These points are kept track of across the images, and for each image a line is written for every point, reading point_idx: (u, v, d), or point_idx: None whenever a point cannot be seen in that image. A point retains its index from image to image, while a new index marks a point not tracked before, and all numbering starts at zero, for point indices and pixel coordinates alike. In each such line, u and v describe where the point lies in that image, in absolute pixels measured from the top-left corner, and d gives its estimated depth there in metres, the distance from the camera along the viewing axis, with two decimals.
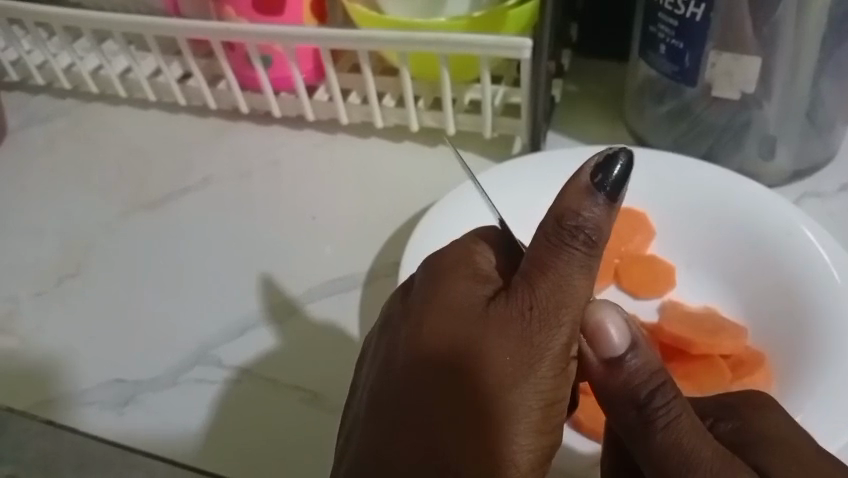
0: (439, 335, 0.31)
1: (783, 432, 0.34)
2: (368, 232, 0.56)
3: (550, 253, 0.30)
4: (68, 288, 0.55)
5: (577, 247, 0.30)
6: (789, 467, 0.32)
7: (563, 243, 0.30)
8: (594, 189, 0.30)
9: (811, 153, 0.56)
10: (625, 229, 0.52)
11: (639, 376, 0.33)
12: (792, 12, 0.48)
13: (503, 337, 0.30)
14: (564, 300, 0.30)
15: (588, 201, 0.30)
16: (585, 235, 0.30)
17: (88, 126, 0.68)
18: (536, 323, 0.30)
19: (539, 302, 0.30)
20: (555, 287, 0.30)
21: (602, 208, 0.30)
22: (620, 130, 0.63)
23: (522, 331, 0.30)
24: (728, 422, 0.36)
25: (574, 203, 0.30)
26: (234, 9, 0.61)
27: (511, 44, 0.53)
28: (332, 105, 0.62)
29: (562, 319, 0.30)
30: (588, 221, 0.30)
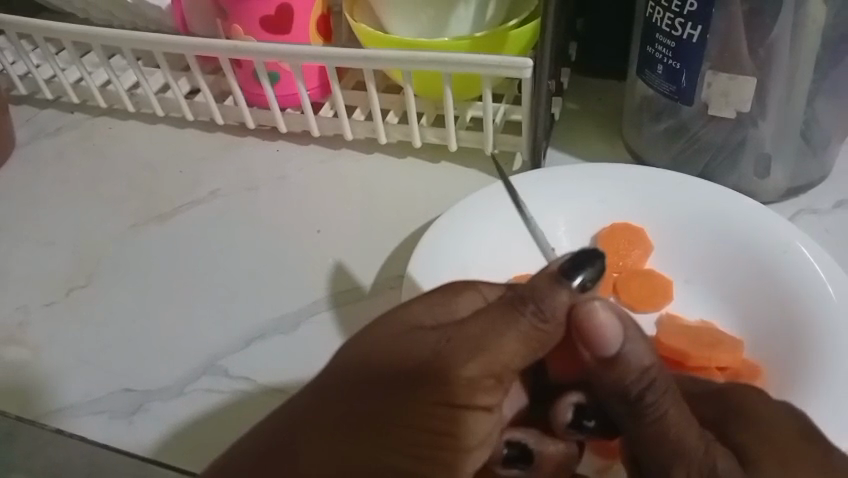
0: (403, 339, 0.33)
1: (763, 409, 0.33)
2: (372, 246, 0.57)
3: (498, 312, 0.33)
4: (76, 299, 0.55)
5: (523, 315, 0.32)
6: (766, 445, 0.32)
7: (513, 306, 0.33)
8: (562, 276, 0.34)
9: (807, 170, 0.58)
10: (623, 243, 0.52)
11: (632, 372, 0.33)
12: (788, 34, 0.50)
13: (441, 357, 0.31)
14: (488, 347, 0.32)
15: (554, 285, 0.33)
16: (535, 304, 0.32)
17: (96, 140, 0.69)
18: (464, 352, 0.31)
19: (465, 342, 0.32)
20: (484, 330, 0.32)
21: (565, 294, 0.33)
22: (619, 147, 0.64)
23: (455, 358, 0.31)
24: (710, 403, 0.35)
25: (542, 283, 0.33)
26: (242, 28, 0.62)
27: (513, 64, 0.54)
28: (336, 121, 0.64)
29: (476, 361, 0.31)
30: (543, 298, 0.32)
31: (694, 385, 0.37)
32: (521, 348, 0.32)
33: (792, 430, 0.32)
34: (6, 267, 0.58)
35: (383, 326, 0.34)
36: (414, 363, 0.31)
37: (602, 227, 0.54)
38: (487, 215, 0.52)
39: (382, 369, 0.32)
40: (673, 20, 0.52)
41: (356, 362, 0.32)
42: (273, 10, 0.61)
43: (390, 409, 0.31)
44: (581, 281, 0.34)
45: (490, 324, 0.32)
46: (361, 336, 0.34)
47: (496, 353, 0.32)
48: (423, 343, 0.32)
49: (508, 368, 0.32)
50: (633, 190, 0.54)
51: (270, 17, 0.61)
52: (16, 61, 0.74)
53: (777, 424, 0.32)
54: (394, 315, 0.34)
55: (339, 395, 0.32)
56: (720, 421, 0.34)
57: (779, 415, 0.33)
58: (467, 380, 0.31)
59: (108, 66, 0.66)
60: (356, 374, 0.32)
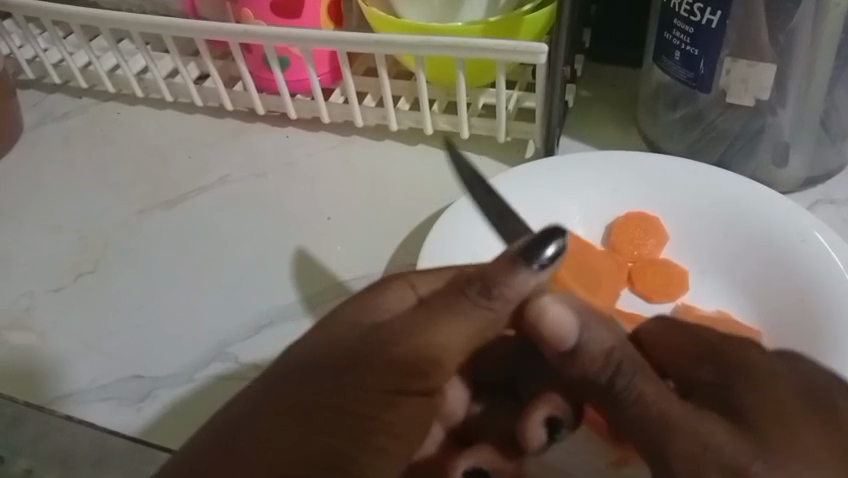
0: (352, 334, 0.33)
1: (765, 369, 0.30)
2: (382, 233, 0.56)
3: (447, 304, 0.34)
4: (84, 285, 0.55)
5: (475, 301, 0.33)
6: (768, 407, 0.29)
7: (464, 294, 0.33)
8: (522, 258, 0.32)
9: (825, 160, 0.56)
10: (637, 234, 0.52)
11: (595, 364, 0.33)
12: (808, 21, 0.49)
13: (391, 345, 0.33)
14: (436, 338, 0.33)
15: (513, 267, 0.32)
16: (481, 284, 0.33)
17: (104, 125, 0.68)
18: (413, 344, 0.33)
19: (413, 337, 0.33)
20: (433, 326, 0.33)
21: (526, 275, 0.32)
22: (633, 136, 0.63)
23: (401, 345, 0.33)
24: (710, 366, 0.32)
25: (501, 269, 0.32)
26: (252, 12, 0.61)
27: (527, 49, 0.53)
28: (347, 107, 0.63)
29: (421, 354, 0.33)
30: (502, 284, 0.32)
31: (688, 346, 0.34)
32: (467, 336, 0.34)
33: (798, 393, 0.29)
34: (14, 252, 0.58)
35: (328, 324, 0.34)
36: (367, 351, 0.33)
37: (616, 217, 0.54)
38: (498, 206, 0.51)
39: (333, 362, 0.32)
40: (692, 5, 0.51)
41: (304, 355, 0.33)
42: None
43: (351, 400, 0.32)
44: (546, 259, 0.32)
45: (433, 312, 0.34)
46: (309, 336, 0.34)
47: (445, 337, 0.33)
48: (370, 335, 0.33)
49: (454, 352, 0.34)
50: (648, 179, 0.53)
51: (280, 1, 0.60)
52: (23, 45, 0.74)
53: (784, 390, 0.29)
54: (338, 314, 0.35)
55: (269, 387, 0.32)
56: (719, 384, 0.31)
57: (784, 374, 0.30)
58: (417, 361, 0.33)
59: (116, 49, 0.65)
60: (302, 364, 0.32)
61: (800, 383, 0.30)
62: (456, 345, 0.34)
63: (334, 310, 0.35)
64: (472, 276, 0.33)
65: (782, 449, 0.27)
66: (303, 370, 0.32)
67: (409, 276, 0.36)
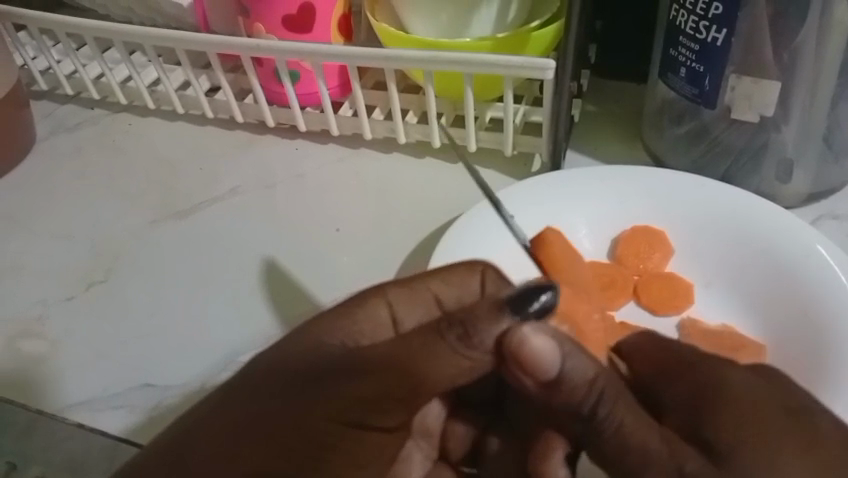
0: (331, 357, 0.34)
1: (739, 390, 0.33)
2: (390, 245, 0.57)
3: (424, 340, 0.33)
4: (95, 293, 0.56)
5: (454, 341, 0.33)
6: (739, 431, 0.32)
7: (443, 332, 0.33)
8: (506, 306, 0.34)
9: (828, 176, 0.57)
10: (642, 247, 0.52)
11: (579, 392, 0.34)
12: (812, 40, 0.50)
13: (360, 376, 0.33)
14: (410, 374, 0.33)
15: (497, 314, 0.34)
16: (462, 329, 0.33)
17: (116, 135, 0.69)
18: (386, 380, 0.33)
19: (388, 371, 0.33)
20: (410, 359, 0.33)
21: (507, 324, 0.34)
22: (639, 150, 0.64)
23: (371, 381, 0.33)
24: (683, 382, 0.35)
25: (482, 314, 0.33)
26: (264, 26, 0.62)
27: (535, 65, 0.54)
28: (356, 120, 0.64)
29: (395, 387, 0.33)
30: (483, 328, 0.33)
31: (672, 355, 0.37)
32: (441, 377, 0.33)
33: (776, 415, 0.32)
34: (26, 260, 0.59)
35: (308, 339, 0.35)
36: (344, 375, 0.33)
37: (622, 230, 0.54)
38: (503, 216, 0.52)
39: (307, 381, 0.33)
40: (698, 22, 0.52)
41: (285, 369, 0.34)
42: (295, 9, 0.61)
43: (313, 423, 0.33)
44: (542, 306, 0.34)
45: (410, 345, 0.33)
46: (287, 349, 0.35)
47: (417, 376, 0.33)
48: (349, 360, 0.33)
49: (425, 390, 0.34)
50: (653, 193, 0.54)
51: (291, 16, 0.61)
52: (37, 56, 0.75)
53: (750, 405, 0.32)
54: (318, 334, 0.35)
55: (247, 397, 0.33)
56: (690, 404, 0.34)
57: (760, 396, 0.33)
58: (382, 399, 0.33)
59: (129, 62, 0.67)
60: (279, 378, 0.33)
61: (765, 396, 0.33)
62: (426, 384, 0.33)
63: (315, 324, 0.36)
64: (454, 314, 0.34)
65: (758, 469, 0.30)
66: (274, 385, 0.33)
67: (390, 291, 0.40)
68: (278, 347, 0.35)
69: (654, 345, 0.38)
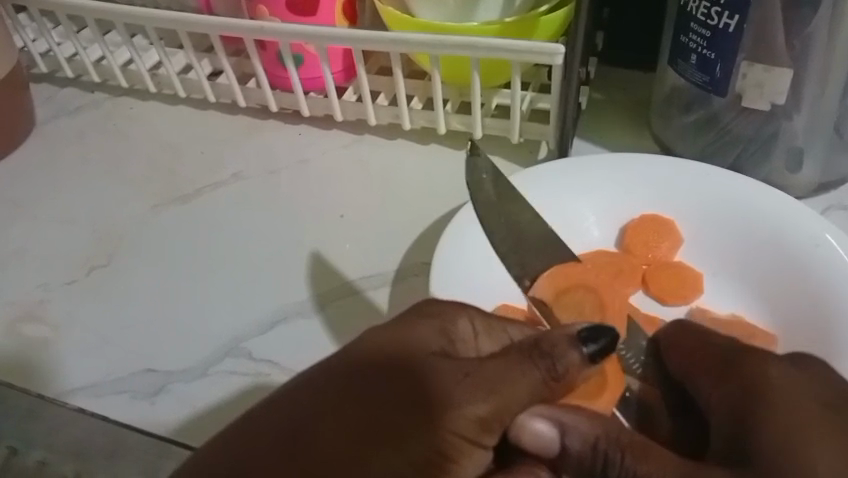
0: (419, 362, 0.33)
1: (779, 392, 0.32)
2: (395, 231, 0.56)
3: (516, 362, 0.34)
4: (96, 279, 0.55)
5: (540, 367, 0.34)
6: (782, 431, 0.30)
7: (532, 358, 0.34)
8: (579, 341, 0.35)
9: (839, 166, 0.56)
10: (652, 235, 0.52)
11: (585, 456, 0.34)
12: (826, 26, 0.49)
13: (453, 388, 0.32)
14: (503, 387, 0.33)
15: (572, 346, 0.35)
16: (550, 361, 0.34)
17: (117, 119, 0.68)
18: (480, 394, 0.32)
19: (483, 380, 0.33)
20: (503, 375, 0.33)
21: (577, 357, 0.34)
22: (646, 139, 0.63)
23: (465, 394, 0.32)
24: (724, 390, 0.34)
25: (561, 341, 0.35)
26: (268, 8, 0.61)
27: (544, 50, 0.53)
28: (360, 106, 0.63)
29: (488, 399, 0.32)
30: (562, 358, 0.34)
31: (713, 363, 0.36)
32: (527, 397, 0.33)
33: (815, 406, 0.31)
34: (27, 243, 0.58)
35: (385, 335, 0.35)
36: (434, 386, 0.32)
37: (630, 219, 0.54)
38: None
39: (391, 376, 0.33)
40: (709, 9, 0.51)
41: (366, 364, 0.33)
42: None
43: (401, 428, 0.31)
44: (592, 354, 0.35)
45: (508, 366, 0.33)
46: (367, 345, 0.34)
47: (507, 394, 0.33)
48: (444, 369, 0.33)
49: (513, 411, 0.33)
50: (660, 181, 0.53)
51: None
52: (37, 38, 0.74)
53: (796, 408, 0.31)
54: (401, 332, 0.35)
55: (322, 394, 0.32)
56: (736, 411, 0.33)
57: (794, 394, 0.31)
58: (472, 416, 0.32)
59: (130, 44, 0.66)
60: (355, 377, 0.32)
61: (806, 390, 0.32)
62: (513, 407, 0.33)
63: (399, 324, 0.36)
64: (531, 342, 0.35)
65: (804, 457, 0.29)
66: (361, 391, 0.32)
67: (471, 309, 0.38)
68: (352, 345, 0.34)
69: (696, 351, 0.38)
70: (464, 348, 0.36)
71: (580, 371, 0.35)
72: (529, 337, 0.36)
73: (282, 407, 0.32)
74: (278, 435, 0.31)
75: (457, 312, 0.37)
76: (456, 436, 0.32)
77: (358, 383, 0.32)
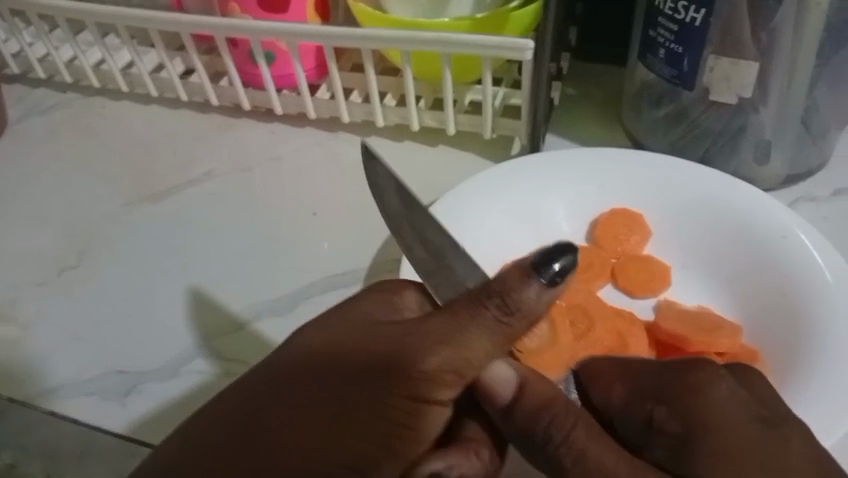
0: (367, 332, 0.33)
1: (717, 411, 0.32)
2: (367, 227, 0.57)
3: (463, 307, 0.31)
4: (68, 280, 0.55)
5: (489, 309, 0.31)
6: (726, 458, 0.31)
7: (479, 301, 0.31)
8: (533, 272, 0.31)
9: (806, 158, 0.57)
10: (622, 228, 0.52)
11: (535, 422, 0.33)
12: (791, 21, 0.49)
13: (400, 348, 0.31)
14: (450, 336, 0.31)
15: (526, 282, 0.31)
16: (501, 299, 0.31)
17: (89, 119, 0.68)
18: (425, 346, 0.31)
19: (429, 332, 0.31)
20: (448, 323, 0.31)
21: (536, 290, 0.31)
22: (618, 134, 0.64)
23: (412, 350, 0.31)
24: (662, 409, 0.34)
25: (511, 276, 0.31)
26: (239, 6, 0.61)
27: (513, 46, 0.53)
28: (334, 103, 0.63)
29: (437, 350, 0.31)
30: (513, 292, 0.31)
31: (645, 381, 0.35)
32: (481, 344, 0.31)
33: (752, 424, 0.32)
34: None
35: (333, 316, 0.35)
36: (381, 354, 0.32)
37: (600, 213, 0.54)
38: (474, 205, 0.51)
39: (338, 351, 0.33)
40: (676, 3, 0.51)
41: (316, 343, 0.34)
42: None
43: (356, 388, 0.31)
44: (553, 275, 0.31)
45: (462, 323, 0.31)
46: (315, 327, 0.35)
47: (455, 342, 0.31)
48: (388, 335, 0.32)
49: (471, 369, 0.31)
50: (630, 176, 0.53)
51: None
52: (8, 38, 0.73)
53: (732, 428, 0.31)
54: (347, 311, 0.35)
55: (275, 374, 0.33)
56: (681, 432, 0.32)
57: (728, 409, 0.32)
58: (423, 370, 0.31)
59: (101, 44, 0.65)
60: (305, 356, 0.33)
61: (738, 401, 0.33)
62: (468, 357, 0.31)
63: (346, 305, 0.36)
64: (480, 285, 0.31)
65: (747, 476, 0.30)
66: (313, 366, 0.32)
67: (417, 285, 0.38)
68: (305, 331, 0.35)
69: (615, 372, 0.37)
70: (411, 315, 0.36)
71: (540, 306, 0.31)
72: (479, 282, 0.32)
73: (240, 391, 0.33)
74: (238, 416, 0.32)
75: (401, 288, 0.37)
76: (412, 395, 0.31)
77: (304, 363, 0.33)
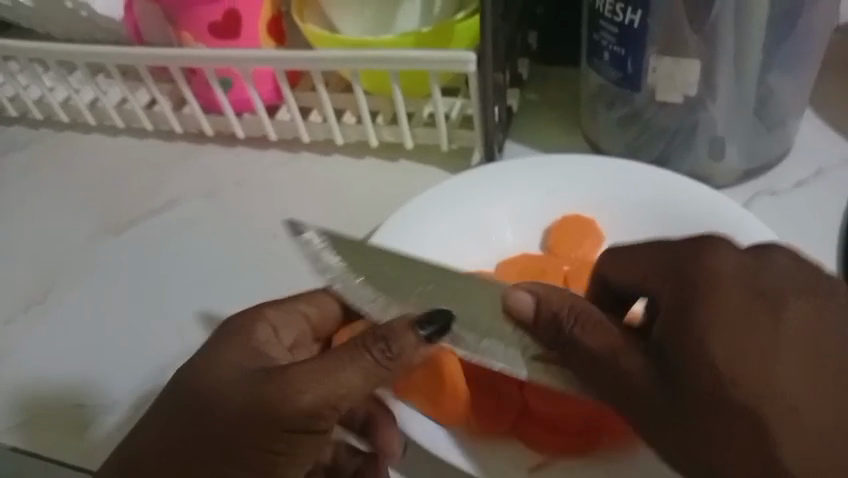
0: (245, 379, 0.39)
1: (719, 276, 0.35)
2: (326, 245, 0.57)
3: (347, 352, 0.38)
4: (36, 315, 0.56)
5: (373, 352, 0.38)
6: (719, 319, 0.34)
7: (362, 346, 0.38)
8: (417, 325, 0.39)
9: (764, 151, 0.56)
10: (575, 231, 0.52)
11: None
12: (730, 15, 0.49)
13: (279, 392, 0.37)
14: (330, 379, 0.38)
15: (410, 331, 0.39)
16: (384, 343, 0.38)
17: (59, 153, 0.69)
18: (302, 386, 0.37)
19: (306, 374, 0.38)
20: (327, 367, 0.38)
21: (416, 340, 0.39)
22: (577, 137, 0.64)
23: (292, 393, 0.37)
24: (667, 285, 0.37)
25: (398, 326, 0.38)
26: (192, 35, 0.61)
27: (456, 58, 0.54)
28: (293, 124, 0.64)
29: (312, 391, 0.37)
30: (391, 335, 0.38)
31: (657, 254, 0.38)
32: (360, 381, 0.38)
33: (751, 295, 0.35)
34: None
35: (200, 365, 0.40)
36: (264, 399, 0.37)
37: (552, 221, 0.54)
38: (422, 219, 0.52)
39: (222, 394, 0.38)
40: (614, 5, 0.51)
41: (197, 392, 0.39)
42: (221, 15, 0.60)
43: (244, 426, 0.37)
44: (428, 335, 0.39)
45: (340, 355, 0.38)
46: (190, 371, 0.40)
47: (333, 385, 0.37)
48: (266, 384, 0.38)
49: (345, 400, 0.38)
50: (587, 182, 0.54)
51: (218, 22, 0.60)
52: None
53: (731, 293, 0.35)
54: (211, 350, 0.40)
55: (170, 421, 0.39)
56: (679, 293, 0.36)
57: (733, 281, 0.35)
58: (303, 405, 0.37)
59: (65, 80, 0.67)
60: (191, 401, 0.39)
61: (738, 267, 0.36)
62: (344, 394, 0.38)
63: (208, 345, 0.41)
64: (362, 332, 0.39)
65: (722, 341, 0.34)
66: (199, 412, 0.38)
67: (270, 313, 0.44)
68: (183, 377, 0.40)
69: (627, 258, 0.40)
70: (274, 351, 0.42)
71: (418, 351, 0.39)
72: (367, 327, 0.40)
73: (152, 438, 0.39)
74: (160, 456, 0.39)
75: (255, 319, 0.43)
76: (282, 429, 0.37)
77: (191, 407, 0.39)
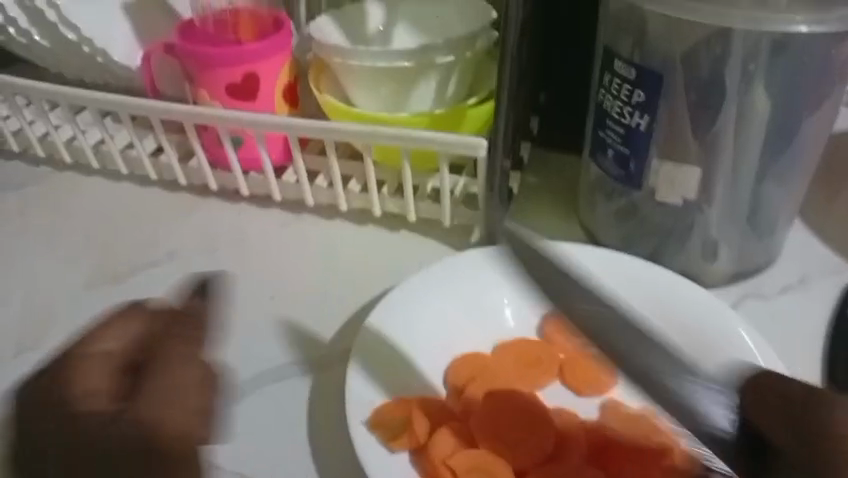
0: (57, 412, 0.31)
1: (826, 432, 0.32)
2: (325, 311, 0.58)
3: (159, 336, 0.35)
4: (21, 361, 0.55)
5: (161, 337, 0.35)
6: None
7: (160, 331, 0.35)
8: (136, 304, 0.37)
9: (754, 256, 0.59)
10: (572, 328, 0.54)
11: None
12: (731, 126, 0.52)
13: (141, 401, 0.32)
14: (162, 373, 0.33)
15: (139, 310, 0.37)
16: (181, 333, 0.35)
17: (58, 194, 0.69)
18: (157, 388, 0.32)
19: (154, 373, 0.33)
20: (161, 364, 0.33)
21: (167, 311, 0.37)
22: (574, 224, 0.65)
23: (151, 404, 0.32)
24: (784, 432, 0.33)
25: (151, 319, 0.36)
26: (208, 93, 0.62)
27: (467, 144, 0.56)
28: (298, 186, 0.65)
29: (171, 381, 0.33)
30: (154, 329, 0.35)
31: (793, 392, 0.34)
32: (191, 384, 0.33)
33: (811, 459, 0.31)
34: None
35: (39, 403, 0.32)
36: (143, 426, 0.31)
37: (549, 307, 0.55)
38: (423, 295, 0.53)
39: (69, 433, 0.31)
40: (622, 108, 0.54)
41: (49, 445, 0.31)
42: (238, 77, 0.61)
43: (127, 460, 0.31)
44: (150, 304, 0.37)
45: (160, 346, 0.34)
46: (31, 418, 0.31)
47: (158, 388, 0.32)
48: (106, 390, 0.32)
49: (192, 393, 0.33)
50: (584, 268, 0.56)
51: (236, 84, 0.61)
52: None
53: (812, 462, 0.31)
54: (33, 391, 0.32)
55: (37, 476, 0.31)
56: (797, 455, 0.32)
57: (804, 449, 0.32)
58: (167, 419, 0.32)
59: (74, 122, 0.67)
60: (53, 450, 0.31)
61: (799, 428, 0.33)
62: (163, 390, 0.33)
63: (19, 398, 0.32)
64: (147, 319, 0.36)
65: None
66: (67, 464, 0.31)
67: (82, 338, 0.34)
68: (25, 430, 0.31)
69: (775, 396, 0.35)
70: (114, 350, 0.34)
71: (172, 332, 0.35)
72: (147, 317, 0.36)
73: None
74: None
75: (109, 323, 0.35)
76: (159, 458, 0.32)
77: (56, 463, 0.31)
